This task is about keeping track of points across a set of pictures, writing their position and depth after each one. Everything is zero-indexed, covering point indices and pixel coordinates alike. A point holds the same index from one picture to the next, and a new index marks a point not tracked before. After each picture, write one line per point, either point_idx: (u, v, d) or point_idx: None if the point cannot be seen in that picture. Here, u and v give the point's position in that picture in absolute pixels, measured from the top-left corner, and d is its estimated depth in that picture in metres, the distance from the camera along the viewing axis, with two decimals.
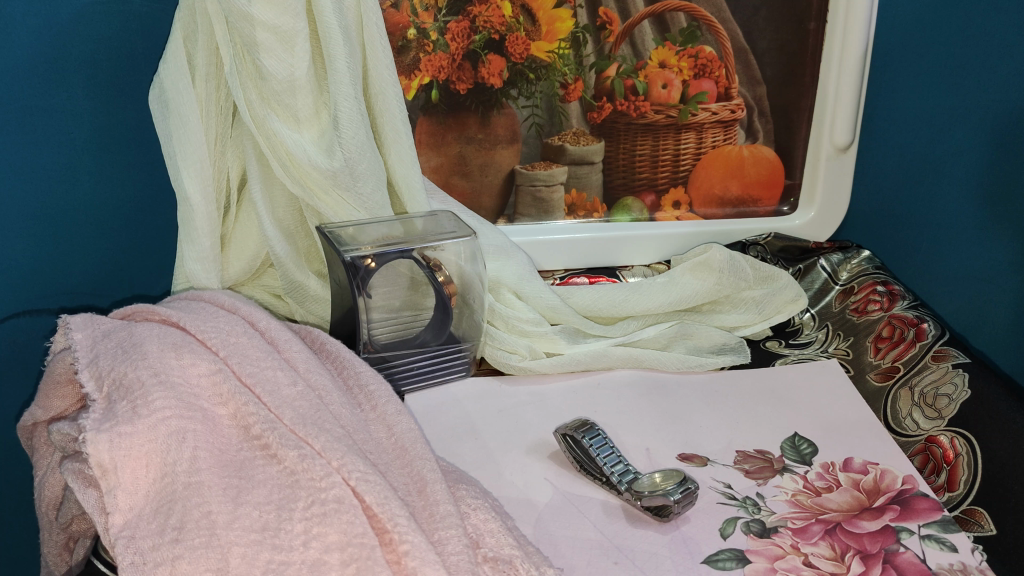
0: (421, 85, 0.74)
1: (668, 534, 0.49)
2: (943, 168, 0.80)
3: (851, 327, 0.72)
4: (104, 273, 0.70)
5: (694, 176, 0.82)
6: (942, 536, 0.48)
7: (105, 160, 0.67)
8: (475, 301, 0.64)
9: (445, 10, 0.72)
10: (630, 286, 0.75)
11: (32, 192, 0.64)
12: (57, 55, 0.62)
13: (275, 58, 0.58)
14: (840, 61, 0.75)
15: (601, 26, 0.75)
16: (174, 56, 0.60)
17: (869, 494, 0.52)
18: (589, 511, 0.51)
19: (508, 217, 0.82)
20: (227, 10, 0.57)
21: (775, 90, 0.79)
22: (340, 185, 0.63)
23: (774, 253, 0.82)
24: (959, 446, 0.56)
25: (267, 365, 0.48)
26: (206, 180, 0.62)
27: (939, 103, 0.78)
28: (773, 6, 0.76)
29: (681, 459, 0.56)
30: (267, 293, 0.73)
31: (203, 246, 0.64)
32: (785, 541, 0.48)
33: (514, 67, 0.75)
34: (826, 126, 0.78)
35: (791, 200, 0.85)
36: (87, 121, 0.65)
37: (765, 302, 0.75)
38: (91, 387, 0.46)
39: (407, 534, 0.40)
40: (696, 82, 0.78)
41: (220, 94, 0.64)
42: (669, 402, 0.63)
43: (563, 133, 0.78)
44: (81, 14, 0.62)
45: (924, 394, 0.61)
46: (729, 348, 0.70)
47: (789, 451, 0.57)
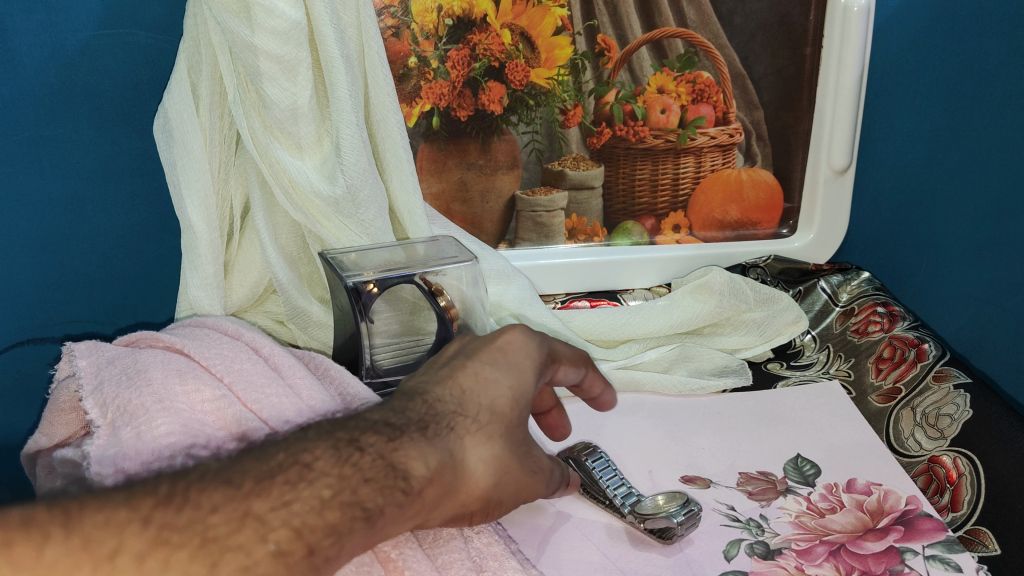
0: (421, 112, 0.75)
1: (672, 557, 0.49)
2: (941, 186, 0.80)
3: (851, 348, 0.72)
4: (108, 302, 0.71)
5: (694, 201, 0.83)
6: (946, 557, 0.48)
7: (110, 190, 0.68)
8: (476, 327, 0.63)
9: (445, 38, 0.73)
10: (630, 309, 0.76)
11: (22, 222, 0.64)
12: (62, 87, 0.63)
13: (277, 86, 0.59)
14: (836, 85, 0.76)
15: (600, 52, 0.76)
16: (179, 86, 0.61)
17: (873, 515, 0.52)
18: (593, 535, 0.51)
19: (509, 241, 0.83)
20: (230, 41, 0.58)
21: (772, 114, 0.81)
22: (342, 212, 0.64)
23: (774, 276, 0.83)
24: (962, 467, 0.56)
25: (272, 391, 0.48)
26: (209, 208, 0.63)
27: (937, 124, 0.78)
28: (769, 31, 0.77)
29: (683, 481, 0.56)
30: (270, 319, 0.73)
31: (206, 273, 0.64)
32: (789, 563, 0.48)
33: (514, 94, 0.76)
34: (824, 151, 0.79)
35: (790, 222, 0.86)
36: (95, 153, 0.66)
37: (766, 325, 0.75)
38: (95, 414, 0.46)
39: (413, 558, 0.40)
40: (694, 107, 0.79)
41: (224, 123, 0.65)
42: (672, 423, 0.63)
43: (563, 158, 0.79)
44: (87, 45, 0.63)
45: (926, 414, 0.61)
46: (731, 370, 0.70)
47: (793, 473, 0.57)
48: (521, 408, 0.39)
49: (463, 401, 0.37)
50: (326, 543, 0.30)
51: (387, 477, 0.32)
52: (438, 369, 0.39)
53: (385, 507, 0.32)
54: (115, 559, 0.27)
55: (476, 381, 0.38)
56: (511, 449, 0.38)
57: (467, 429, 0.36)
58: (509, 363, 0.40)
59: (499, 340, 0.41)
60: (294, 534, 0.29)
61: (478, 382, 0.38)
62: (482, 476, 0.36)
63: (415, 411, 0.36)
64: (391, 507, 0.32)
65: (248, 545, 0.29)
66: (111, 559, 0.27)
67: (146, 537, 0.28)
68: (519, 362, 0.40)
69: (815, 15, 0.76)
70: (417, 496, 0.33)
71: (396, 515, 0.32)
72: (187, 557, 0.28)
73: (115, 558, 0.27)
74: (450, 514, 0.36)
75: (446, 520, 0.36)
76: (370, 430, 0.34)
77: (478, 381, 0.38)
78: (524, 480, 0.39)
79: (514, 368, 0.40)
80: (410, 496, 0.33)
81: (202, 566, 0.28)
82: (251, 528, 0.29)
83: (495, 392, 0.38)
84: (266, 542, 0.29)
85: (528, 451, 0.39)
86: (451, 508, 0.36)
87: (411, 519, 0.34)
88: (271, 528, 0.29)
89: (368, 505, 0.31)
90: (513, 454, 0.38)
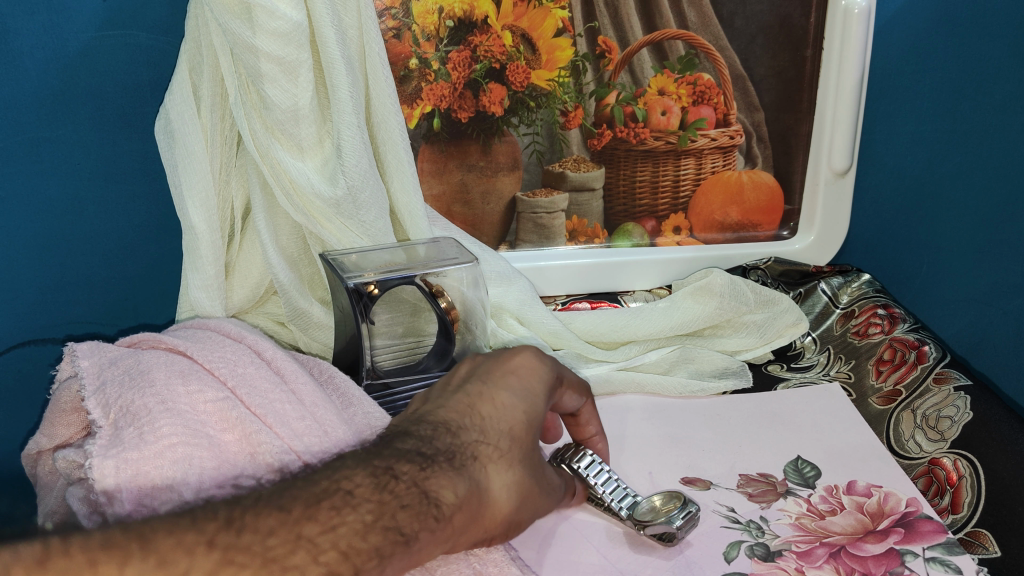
0: (422, 113, 0.75)
1: (672, 558, 0.49)
2: (941, 188, 0.80)
3: (852, 350, 0.72)
4: (110, 302, 0.71)
5: (694, 202, 0.83)
6: (947, 559, 0.48)
7: (112, 190, 0.68)
8: (476, 327, 0.64)
9: (446, 40, 0.73)
10: (630, 310, 0.76)
11: (22, 222, 0.65)
12: (64, 88, 0.63)
13: (278, 88, 0.59)
14: (836, 86, 0.76)
15: (600, 54, 0.76)
16: (181, 88, 0.61)
17: (873, 517, 0.52)
18: (593, 536, 0.51)
19: (509, 243, 0.83)
20: (231, 42, 0.58)
21: (773, 116, 0.81)
22: (342, 213, 0.64)
23: (774, 278, 0.83)
24: (962, 468, 0.56)
25: (275, 397, 0.49)
26: (210, 209, 0.63)
27: (938, 126, 0.78)
28: (769, 33, 0.77)
29: (684, 483, 0.56)
30: (271, 321, 0.73)
31: (207, 274, 0.64)
32: (789, 565, 0.48)
33: (514, 95, 0.76)
34: (824, 153, 0.80)
35: (791, 224, 0.86)
36: (96, 153, 0.66)
37: (766, 326, 0.75)
38: (97, 414, 0.47)
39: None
40: (694, 108, 0.79)
41: (225, 124, 0.65)
42: (673, 424, 0.64)
43: (564, 160, 0.79)
44: (89, 46, 0.63)
45: (926, 415, 0.61)
46: (732, 371, 0.70)
47: (793, 475, 0.57)
48: (535, 431, 0.39)
49: (484, 428, 0.37)
50: (370, 564, 0.30)
51: (421, 505, 0.32)
52: (453, 396, 0.39)
53: (421, 534, 0.32)
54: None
55: (494, 407, 0.39)
56: (529, 475, 0.38)
57: (490, 457, 0.37)
58: (522, 390, 0.40)
59: (509, 364, 0.42)
60: (344, 555, 0.30)
61: (496, 407, 0.39)
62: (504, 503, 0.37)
63: (443, 440, 0.36)
64: (425, 532, 0.32)
65: (305, 565, 0.29)
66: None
67: (214, 558, 0.28)
68: (532, 387, 0.41)
69: (816, 16, 0.76)
70: (448, 522, 0.33)
71: (429, 541, 0.33)
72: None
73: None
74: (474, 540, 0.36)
75: (472, 544, 0.37)
76: (406, 455, 0.34)
77: (496, 408, 0.38)
78: (539, 503, 0.40)
79: (527, 393, 0.40)
80: (443, 520, 0.33)
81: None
82: (304, 549, 0.29)
83: (513, 417, 0.39)
84: (319, 562, 0.29)
85: (541, 474, 0.40)
86: (479, 533, 0.36)
87: (439, 549, 0.34)
88: (322, 549, 0.29)
89: (405, 530, 0.31)
90: (530, 480, 0.39)
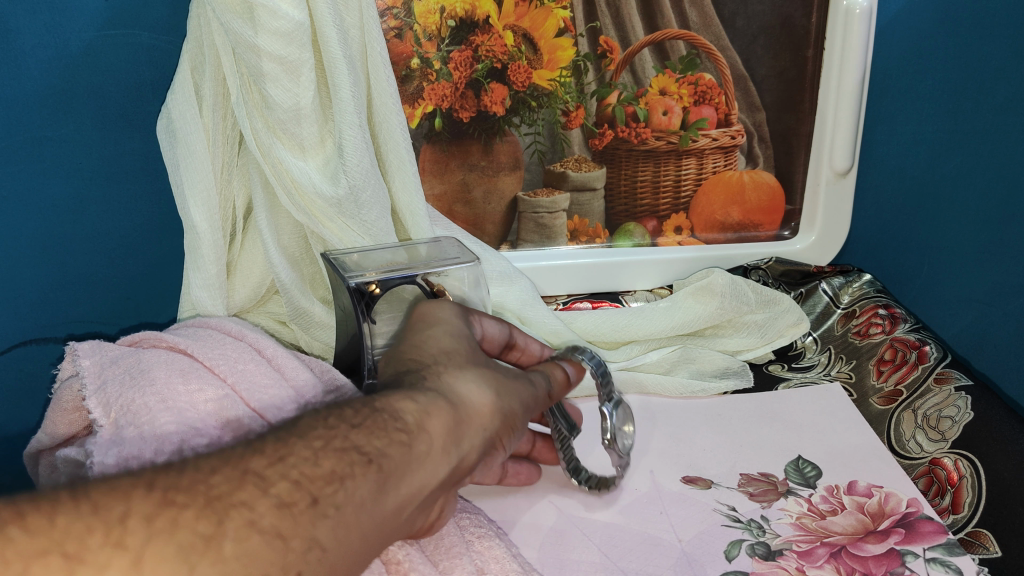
0: (424, 113, 0.75)
1: (673, 557, 0.49)
2: (942, 189, 0.80)
3: (853, 350, 0.73)
4: (113, 303, 0.72)
5: (695, 202, 0.83)
6: (947, 560, 0.48)
7: (114, 189, 0.68)
8: None
9: (447, 40, 0.73)
10: (632, 309, 0.76)
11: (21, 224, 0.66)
12: (66, 88, 0.63)
13: (280, 87, 0.59)
14: (837, 87, 0.76)
15: (601, 54, 0.76)
16: (183, 87, 0.62)
17: (874, 517, 0.52)
18: (593, 534, 0.51)
19: (511, 242, 0.84)
20: (234, 42, 0.58)
21: (774, 116, 0.81)
22: (344, 213, 0.64)
23: (775, 278, 0.83)
24: (963, 468, 0.56)
25: (275, 394, 0.49)
26: (212, 209, 0.64)
27: (940, 126, 0.78)
28: (771, 33, 0.77)
29: (684, 482, 0.56)
30: (273, 320, 0.73)
31: (209, 273, 0.65)
32: (790, 564, 0.49)
33: (516, 95, 0.76)
34: (825, 153, 0.80)
35: (792, 225, 0.86)
36: (98, 151, 0.66)
37: (767, 326, 0.76)
38: (98, 414, 0.47)
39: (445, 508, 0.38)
40: (696, 108, 0.79)
41: (227, 124, 0.65)
42: (673, 424, 0.64)
43: (565, 160, 0.80)
44: (91, 45, 0.63)
45: (927, 415, 0.61)
46: (732, 371, 0.70)
47: (794, 475, 0.57)
48: (465, 349, 0.39)
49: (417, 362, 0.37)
50: (329, 490, 0.29)
51: (374, 430, 0.31)
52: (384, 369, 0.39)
53: (387, 451, 0.31)
54: (125, 522, 0.26)
55: (420, 350, 0.39)
56: (488, 373, 0.38)
57: (438, 376, 0.36)
58: (437, 330, 0.41)
59: (418, 321, 0.42)
60: (294, 485, 0.28)
61: (423, 349, 0.39)
62: (481, 400, 0.36)
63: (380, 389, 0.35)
64: (395, 446, 0.31)
65: (252, 500, 0.27)
66: (120, 522, 0.26)
67: (153, 499, 0.26)
68: (444, 324, 0.41)
69: (817, 17, 0.76)
70: (420, 431, 0.32)
71: (405, 456, 0.31)
72: (193, 515, 0.26)
73: (125, 521, 0.26)
74: (473, 444, 0.35)
75: (480, 451, 0.35)
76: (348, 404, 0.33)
77: (418, 348, 0.38)
78: (518, 392, 0.39)
79: (441, 331, 0.41)
80: (412, 433, 0.32)
81: (208, 525, 0.26)
82: (251, 485, 0.28)
83: (438, 347, 0.39)
84: (268, 495, 0.28)
85: (505, 372, 0.39)
86: (477, 432, 0.35)
87: (425, 463, 0.32)
88: (271, 483, 0.28)
89: (366, 449, 0.30)
90: (493, 376, 0.38)
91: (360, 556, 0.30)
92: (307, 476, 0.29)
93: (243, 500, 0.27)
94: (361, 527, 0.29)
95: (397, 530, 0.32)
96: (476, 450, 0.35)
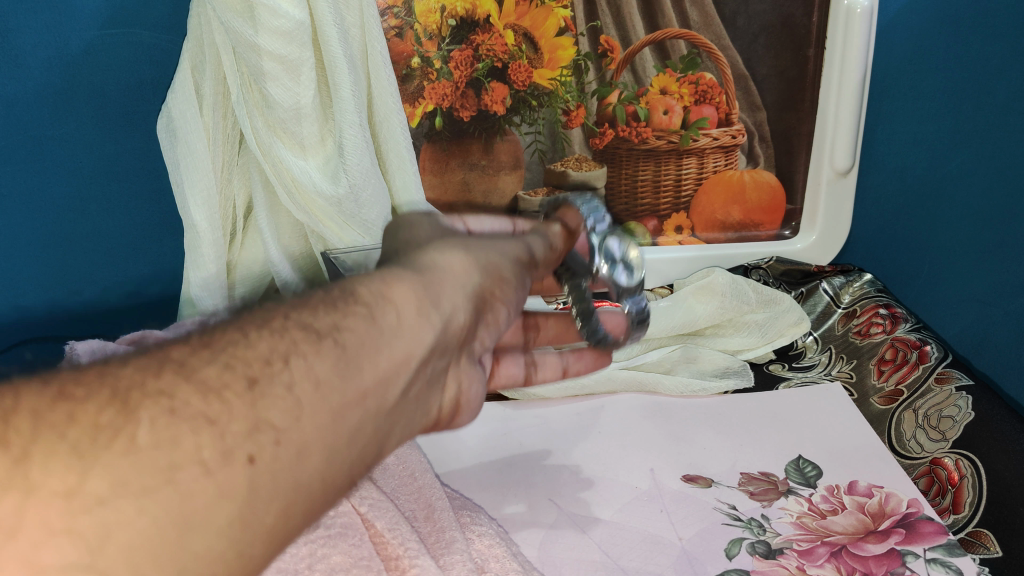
0: (425, 112, 0.75)
1: (673, 555, 0.49)
2: (944, 188, 0.80)
3: (854, 350, 0.72)
4: (115, 302, 0.72)
5: (695, 202, 0.84)
6: (947, 560, 0.48)
7: (112, 188, 0.68)
8: None
9: (448, 39, 0.73)
10: None
11: (26, 223, 0.67)
12: (66, 86, 0.63)
13: (281, 86, 0.59)
14: (839, 86, 0.76)
15: (602, 54, 0.76)
16: (183, 86, 0.61)
17: (875, 517, 0.52)
18: (593, 532, 0.51)
19: None
20: (234, 41, 0.58)
21: (775, 116, 0.80)
22: (345, 212, 0.64)
23: (776, 277, 0.83)
24: (964, 468, 0.56)
25: None
26: (212, 208, 0.63)
27: (940, 126, 0.78)
28: (772, 32, 0.77)
29: (685, 480, 0.56)
30: None
31: (209, 273, 0.65)
32: (791, 563, 0.49)
33: (517, 94, 0.76)
34: (826, 153, 0.80)
35: (792, 224, 0.86)
36: (97, 150, 0.66)
37: (768, 325, 0.75)
38: None
39: (473, 391, 0.33)
40: (696, 108, 0.79)
41: (227, 123, 0.64)
42: (674, 424, 0.63)
43: (566, 159, 0.80)
44: (91, 44, 0.63)
45: (928, 415, 0.61)
46: (732, 371, 0.70)
47: (795, 474, 0.57)
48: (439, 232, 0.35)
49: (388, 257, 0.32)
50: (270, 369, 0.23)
51: (324, 308, 0.26)
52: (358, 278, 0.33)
53: (343, 320, 0.25)
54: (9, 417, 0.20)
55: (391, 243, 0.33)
56: (460, 242, 0.33)
57: (406, 256, 0.31)
58: (409, 231, 0.36)
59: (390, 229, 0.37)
60: (223, 368, 0.22)
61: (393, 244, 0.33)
62: (452, 262, 0.31)
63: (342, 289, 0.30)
64: (351, 315, 0.25)
65: (172, 388, 0.21)
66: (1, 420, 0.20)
67: (45, 394, 0.21)
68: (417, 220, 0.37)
69: (819, 16, 0.76)
70: (380, 300, 0.27)
71: (365, 322, 0.25)
72: (97, 408, 0.20)
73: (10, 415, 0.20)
74: (458, 302, 0.29)
75: (471, 312, 0.30)
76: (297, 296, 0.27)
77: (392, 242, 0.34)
78: (502, 253, 0.34)
79: (412, 230, 0.36)
80: (371, 305, 0.26)
81: (113, 416, 0.20)
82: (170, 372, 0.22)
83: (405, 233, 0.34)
84: (190, 381, 0.22)
85: (485, 241, 0.34)
86: (455, 291, 0.29)
87: (401, 327, 0.26)
88: (196, 369, 0.22)
89: (313, 325, 0.25)
90: (469, 244, 0.33)
91: (348, 441, 0.24)
92: (240, 358, 0.23)
93: (162, 389, 0.21)
94: (337, 404, 0.23)
95: (394, 411, 0.26)
96: (462, 307, 0.29)
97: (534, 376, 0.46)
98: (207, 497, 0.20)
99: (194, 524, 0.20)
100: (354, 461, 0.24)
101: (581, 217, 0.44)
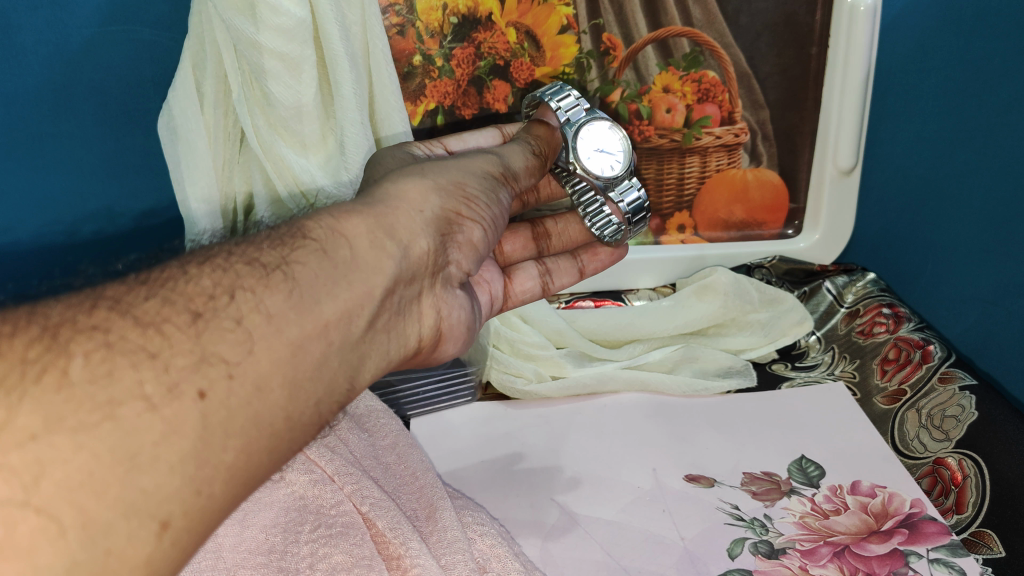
0: (426, 110, 0.75)
1: (676, 556, 0.50)
2: (946, 187, 0.79)
3: (857, 349, 0.72)
4: None
5: (699, 200, 0.83)
6: (951, 560, 0.49)
7: (112, 185, 0.69)
8: None
9: (450, 36, 0.72)
10: (636, 308, 0.76)
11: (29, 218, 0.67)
12: (65, 83, 0.63)
13: (282, 84, 0.59)
14: (843, 83, 0.76)
15: (605, 51, 0.76)
16: (183, 83, 0.61)
17: (877, 517, 0.52)
18: (596, 533, 0.52)
19: None
20: (235, 38, 0.58)
21: (778, 113, 0.80)
22: None
23: (779, 276, 0.85)
24: (967, 468, 0.56)
25: None
26: (213, 204, 0.65)
27: (943, 125, 0.78)
28: (776, 31, 0.76)
29: (686, 480, 0.56)
30: None
31: None
32: (794, 563, 0.49)
33: (520, 92, 0.76)
34: (828, 152, 0.80)
35: (796, 222, 0.86)
36: (97, 148, 0.67)
37: (771, 325, 0.75)
38: None
39: (452, 315, 0.41)
40: (699, 107, 0.79)
41: (228, 121, 0.64)
42: (677, 424, 0.63)
43: None
44: (91, 41, 0.62)
45: (931, 415, 0.61)
46: (736, 371, 0.70)
47: (797, 474, 0.57)
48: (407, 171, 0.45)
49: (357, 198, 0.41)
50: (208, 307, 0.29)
51: (291, 247, 0.33)
52: None
53: (304, 263, 0.32)
54: None
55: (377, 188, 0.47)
56: (408, 176, 0.40)
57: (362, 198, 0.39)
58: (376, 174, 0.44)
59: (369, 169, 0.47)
60: (168, 303, 0.28)
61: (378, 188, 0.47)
62: (404, 197, 0.39)
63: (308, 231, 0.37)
64: (311, 255, 0.33)
65: (106, 324, 0.27)
66: None
67: None
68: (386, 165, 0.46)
69: (823, 14, 0.75)
70: (331, 240, 0.34)
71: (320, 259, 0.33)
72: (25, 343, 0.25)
73: None
74: (405, 228, 0.37)
75: (424, 233, 0.38)
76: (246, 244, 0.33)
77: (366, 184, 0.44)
78: (447, 184, 0.41)
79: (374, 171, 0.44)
80: (324, 242, 0.34)
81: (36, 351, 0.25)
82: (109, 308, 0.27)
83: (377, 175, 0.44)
84: (124, 317, 0.27)
85: (432, 173, 0.42)
86: (408, 223, 0.37)
87: (354, 261, 0.34)
88: (131, 305, 0.28)
89: (269, 262, 0.32)
90: (416, 177, 0.40)
91: (309, 369, 0.31)
92: (181, 294, 0.29)
93: (94, 325, 0.27)
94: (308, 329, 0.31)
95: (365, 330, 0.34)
96: (418, 233, 0.38)
97: (551, 285, 0.58)
98: (153, 432, 0.25)
99: (141, 456, 0.25)
100: (316, 393, 0.31)
101: (553, 133, 0.54)
